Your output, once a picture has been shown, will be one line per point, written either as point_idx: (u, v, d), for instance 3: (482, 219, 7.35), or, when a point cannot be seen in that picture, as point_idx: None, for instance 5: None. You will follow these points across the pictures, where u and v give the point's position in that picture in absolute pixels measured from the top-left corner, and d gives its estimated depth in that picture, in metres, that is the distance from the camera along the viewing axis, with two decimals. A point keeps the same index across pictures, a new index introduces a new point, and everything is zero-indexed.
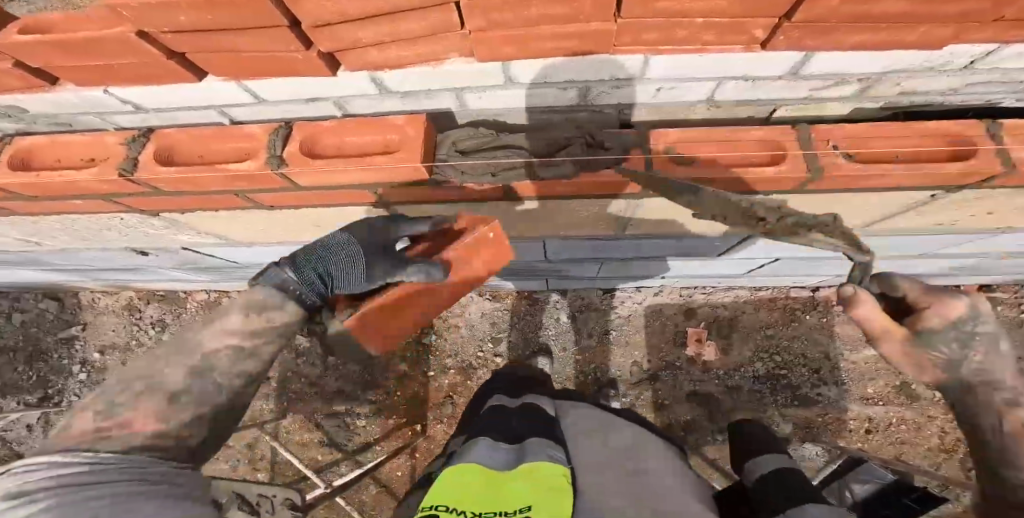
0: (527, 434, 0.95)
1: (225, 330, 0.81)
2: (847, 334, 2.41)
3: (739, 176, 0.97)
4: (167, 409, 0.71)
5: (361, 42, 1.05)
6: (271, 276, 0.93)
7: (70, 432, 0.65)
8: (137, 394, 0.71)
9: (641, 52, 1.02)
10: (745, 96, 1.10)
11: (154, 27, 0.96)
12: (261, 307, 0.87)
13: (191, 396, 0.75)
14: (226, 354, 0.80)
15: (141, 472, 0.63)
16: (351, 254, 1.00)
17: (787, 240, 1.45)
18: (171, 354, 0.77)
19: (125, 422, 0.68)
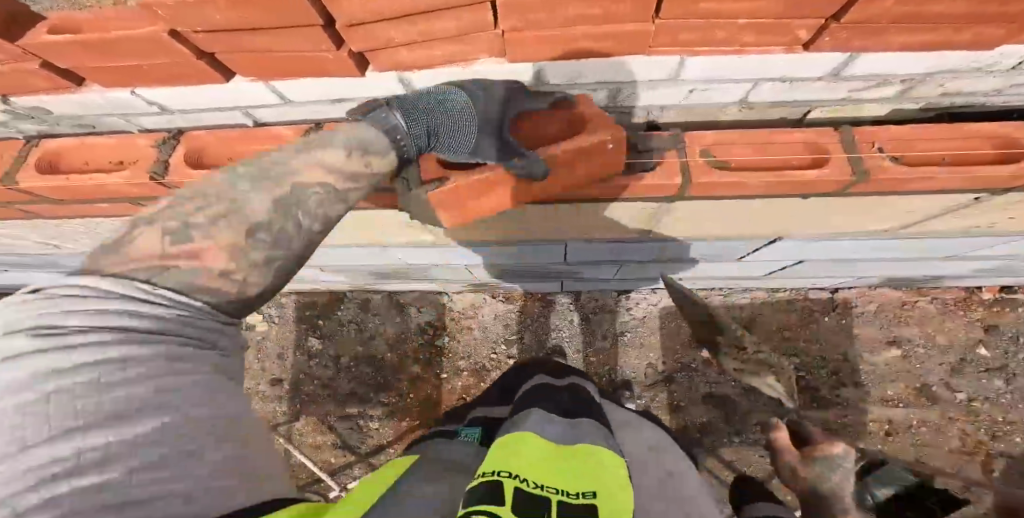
0: (580, 411, 0.95)
1: (319, 161, 0.77)
2: (867, 335, 2.41)
3: (781, 178, 0.96)
4: (242, 241, 0.70)
5: (393, 42, 1.03)
6: (376, 116, 0.85)
7: (137, 244, 0.64)
8: (218, 215, 0.69)
9: (677, 53, 1.00)
10: (782, 98, 1.09)
11: (187, 27, 0.95)
12: (360, 147, 0.80)
13: (267, 236, 0.72)
14: (314, 197, 0.76)
15: (167, 378, 0.58)
16: (453, 120, 0.88)
17: (816, 243, 1.43)
18: (261, 175, 0.73)
19: (194, 253, 0.66)
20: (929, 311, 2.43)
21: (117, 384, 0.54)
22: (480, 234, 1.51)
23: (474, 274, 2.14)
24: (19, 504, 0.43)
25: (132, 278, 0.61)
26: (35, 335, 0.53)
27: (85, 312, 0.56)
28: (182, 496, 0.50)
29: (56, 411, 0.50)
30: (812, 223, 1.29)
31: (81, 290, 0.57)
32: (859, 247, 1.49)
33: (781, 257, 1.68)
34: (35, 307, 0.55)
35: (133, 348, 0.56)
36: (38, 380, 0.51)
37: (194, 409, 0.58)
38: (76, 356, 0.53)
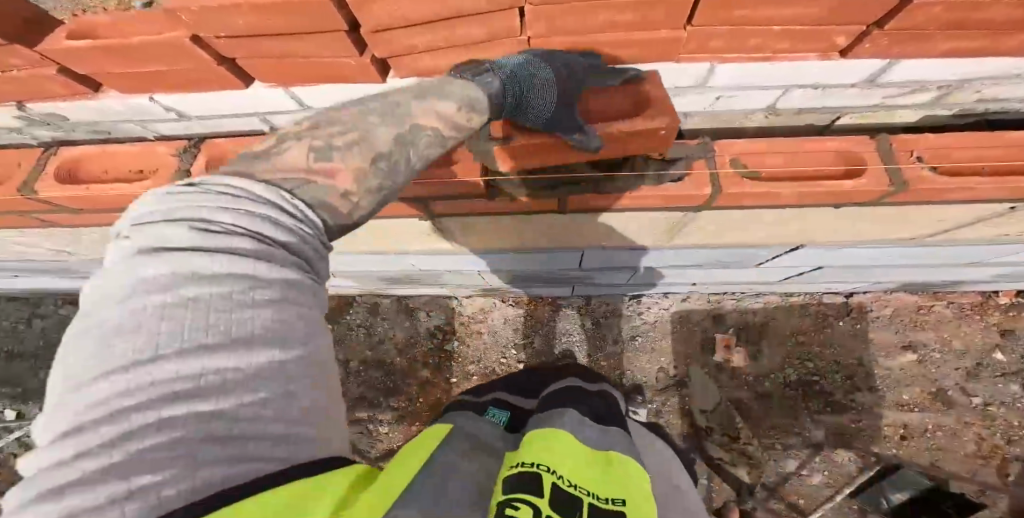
0: (612, 420, 0.93)
1: (437, 109, 0.76)
2: (882, 340, 2.40)
3: (814, 188, 0.96)
4: (366, 168, 0.71)
5: (416, 48, 1.01)
6: (481, 77, 0.82)
7: (287, 156, 0.67)
8: (351, 141, 0.71)
9: (706, 61, 0.98)
10: (813, 104, 1.10)
11: (210, 32, 0.94)
12: (470, 104, 0.80)
13: (385, 167, 0.73)
14: (428, 136, 0.75)
15: (286, 309, 0.57)
16: (549, 91, 0.86)
17: (840, 249, 1.42)
18: (386, 109, 0.74)
19: (330, 172, 0.68)
20: (945, 315, 2.42)
21: (246, 305, 0.53)
22: (497, 242, 1.49)
23: (486, 279, 2.12)
24: (142, 420, 0.43)
25: (276, 189, 0.61)
26: (184, 232, 0.53)
27: (235, 213, 0.56)
28: (275, 439, 0.49)
29: (193, 320, 0.49)
30: (839, 232, 1.26)
31: (228, 194, 0.57)
32: (880, 252, 1.48)
33: (801, 264, 1.67)
34: (186, 202, 0.55)
35: (265, 268, 0.55)
36: (183, 283, 0.51)
37: (301, 347, 0.56)
38: (218, 263, 0.53)
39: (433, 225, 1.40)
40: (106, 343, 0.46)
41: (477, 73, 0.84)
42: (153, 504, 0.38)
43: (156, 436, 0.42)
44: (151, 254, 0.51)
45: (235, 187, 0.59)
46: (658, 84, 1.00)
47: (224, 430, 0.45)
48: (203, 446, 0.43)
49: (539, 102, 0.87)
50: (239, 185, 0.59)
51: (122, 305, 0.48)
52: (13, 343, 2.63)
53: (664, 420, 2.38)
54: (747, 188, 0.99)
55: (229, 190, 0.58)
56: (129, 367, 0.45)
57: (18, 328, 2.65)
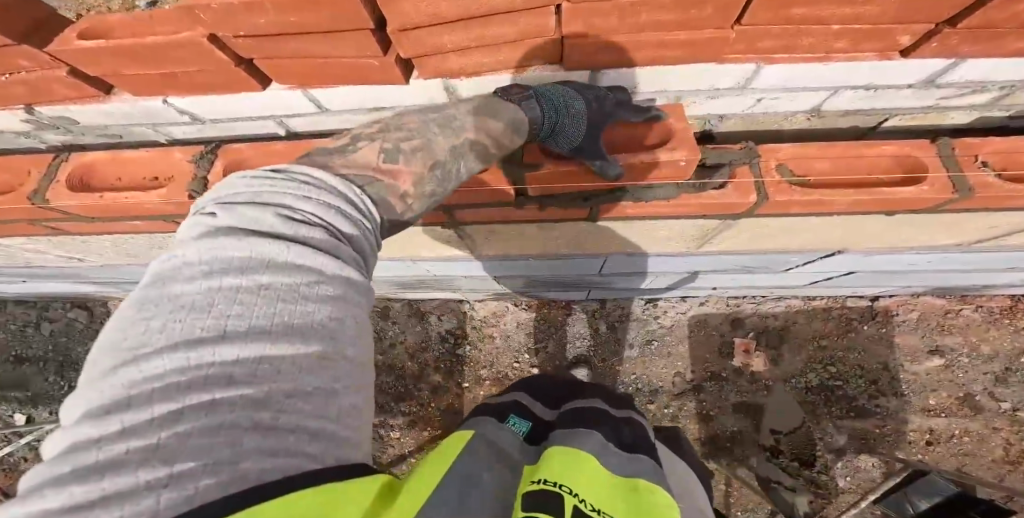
0: (642, 447, 0.77)
1: (486, 126, 0.79)
2: (908, 345, 2.35)
3: (865, 196, 0.92)
4: (425, 173, 0.73)
5: (443, 48, 0.96)
6: (527, 101, 0.83)
7: (356, 155, 0.69)
8: (415, 146, 0.73)
9: (751, 61, 0.93)
10: (857, 105, 1.05)
11: (228, 32, 0.89)
12: (514, 126, 0.82)
13: (439, 175, 0.75)
14: (476, 150, 0.78)
15: (346, 307, 0.55)
16: (582, 121, 0.86)
17: (875, 254, 1.38)
18: (445, 121, 0.77)
19: (395, 173, 0.70)
20: (973, 319, 2.37)
21: (310, 297, 0.51)
22: (518, 248, 1.44)
23: (502, 284, 2.07)
24: (192, 401, 0.40)
25: (348, 184, 0.63)
26: (261, 216, 0.53)
27: (314, 203, 0.57)
28: (313, 433, 0.44)
29: (259, 306, 0.48)
30: (879, 239, 1.21)
31: (303, 183, 0.58)
32: (916, 257, 1.43)
33: (830, 268, 1.62)
34: (266, 186, 0.55)
35: (333, 265, 0.54)
36: (256, 267, 0.50)
37: (353, 349, 0.53)
38: (289, 252, 0.52)
39: (455, 233, 1.34)
40: (172, 317, 0.44)
41: (521, 97, 0.86)
42: (188, 495, 0.34)
43: (201, 420, 0.39)
44: (226, 234, 0.50)
45: (311, 178, 0.60)
46: (682, 116, 0.98)
47: (269, 420, 0.42)
48: (249, 434, 0.40)
49: (571, 131, 0.87)
50: (317, 177, 0.60)
51: (195, 281, 0.47)
52: (21, 347, 2.60)
53: (681, 425, 2.33)
54: (795, 196, 0.94)
55: (304, 180, 0.58)
56: (191, 345, 0.43)
57: (25, 332, 2.62)
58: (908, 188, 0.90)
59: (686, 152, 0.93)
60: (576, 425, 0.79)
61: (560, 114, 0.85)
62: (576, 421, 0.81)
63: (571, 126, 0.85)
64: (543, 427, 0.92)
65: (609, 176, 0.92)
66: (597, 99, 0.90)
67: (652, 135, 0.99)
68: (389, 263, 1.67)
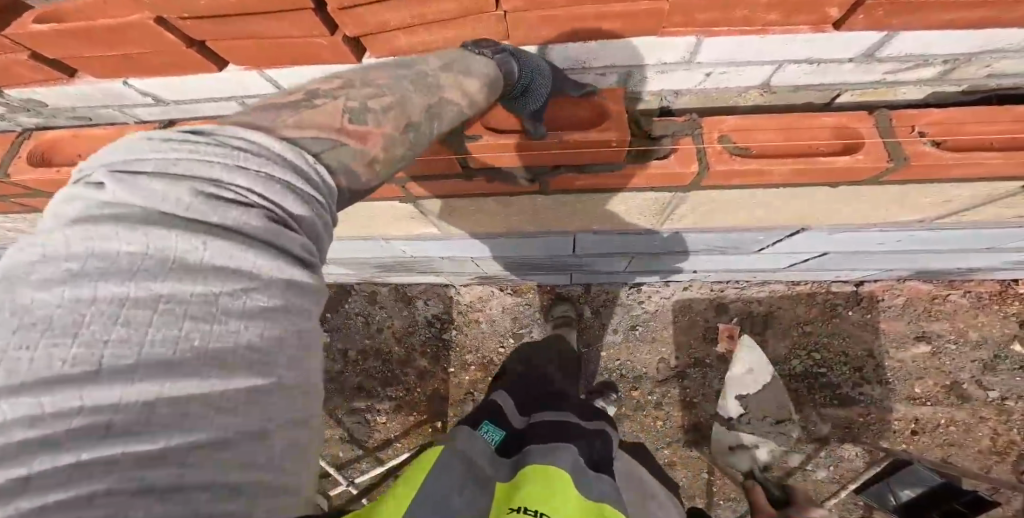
0: (609, 467, 0.86)
1: (462, 84, 0.73)
2: (894, 331, 2.33)
3: (802, 163, 1.02)
4: (396, 137, 0.65)
5: (389, 26, 0.97)
6: (504, 55, 0.80)
7: (315, 112, 0.60)
8: (385, 105, 0.65)
9: (690, 34, 0.94)
10: (804, 80, 1.09)
11: (173, 13, 0.91)
12: (490, 84, 0.77)
13: (413, 138, 0.68)
14: (453, 111, 0.71)
15: (282, 318, 0.48)
16: (548, 84, 0.88)
17: (836, 230, 1.41)
18: (418, 78, 0.70)
19: (363, 135, 0.62)
20: (961, 305, 2.34)
21: (231, 311, 0.45)
22: (486, 226, 1.47)
23: (482, 267, 2.09)
24: (42, 466, 0.34)
25: (299, 151, 0.54)
26: (171, 201, 0.45)
27: (248, 176, 0.49)
28: (234, 489, 0.39)
29: (158, 324, 0.41)
30: (837, 213, 1.30)
31: (235, 149, 0.49)
32: (879, 233, 1.45)
33: (800, 248, 1.64)
34: (184, 155, 0.48)
35: (265, 266, 0.48)
36: (157, 272, 0.42)
37: (289, 372, 0.47)
38: (204, 250, 0.45)
39: (416, 209, 1.37)
40: (22, 343, 0.37)
41: (497, 50, 0.80)
42: None
43: (61, 491, 0.32)
44: (118, 224, 0.43)
45: (246, 141, 0.51)
46: (615, 99, 1.04)
47: (168, 480, 0.35)
48: (136, 502, 0.33)
49: (540, 93, 0.88)
50: (251, 138, 0.51)
51: (61, 288, 0.40)
52: None
53: (665, 412, 2.33)
54: (735, 166, 1.03)
55: (236, 144, 0.50)
56: (51, 386, 0.36)
57: None
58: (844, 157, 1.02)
59: (616, 135, 0.99)
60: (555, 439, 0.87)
61: (533, 74, 0.86)
62: (555, 435, 0.89)
63: (540, 86, 0.86)
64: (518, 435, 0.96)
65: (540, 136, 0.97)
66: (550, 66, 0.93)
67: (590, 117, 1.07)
68: (366, 244, 1.72)
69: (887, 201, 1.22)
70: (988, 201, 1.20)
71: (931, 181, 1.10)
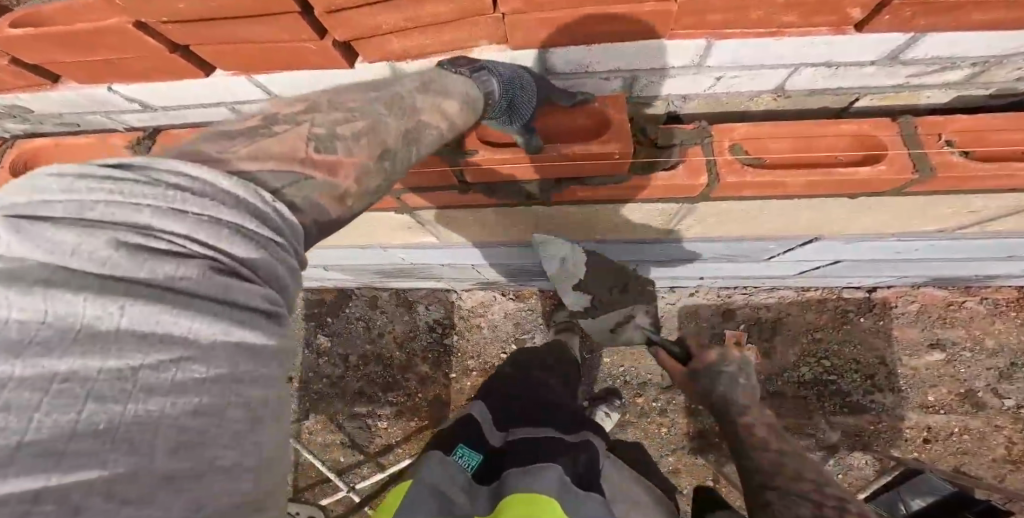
0: (594, 483, 0.85)
1: (440, 106, 0.70)
2: (907, 338, 2.25)
3: (816, 178, 1.00)
4: (370, 166, 0.61)
5: (381, 29, 0.91)
6: (481, 73, 0.77)
7: (272, 142, 0.56)
8: (357, 131, 0.61)
9: (701, 36, 0.88)
10: (821, 84, 1.03)
11: (150, 17, 0.86)
12: (469, 105, 0.74)
13: (388, 167, 0.64)
14: (432, 135, 0.68)
15: (226, 386, 0.41)
16: (534, 96, 0.85)
17: (851, 238, 1.35)
18: (393, 100, 0.66)
19: (332, 166, 0.59)
20: (977, 311, 2.26)
21: (154, 386, 0.38)
22: (485, 235, 1.42)
23: (483, 273, 2.03)
24: None
25: (255, 189, 0.49)
26: (84, 255, 0.38)
27: (186, 221, 0.42)
28: None
29: (51, 409, 0.33)
30: (852, 222, 1.24)
31: (170, 189, 0.43)
32: (895, 242, 1.39)
33: (812, 256, 1.57)
34: (102, 196, 0.40)
35: (205, 326, 0.41)
36: (56, 344, 0.35)
37: (230, 451, 0.40)
38: (122, 316, 0.38)
39: (413, 219, 1.34)
40: None
41: (473, 68, 0.78)
42: None
43: None
44: (7, 284, 0.35)
45: (185, 177, 0.44)
46: (620, 108, 1.00)
47: None
48: None
49: (526, 109, 0.85)
50: (192, 174, 0.44)
51: None
52: None
53: (669, 418, 2.24)
54: (748, 177, 1.00)
55: (172, 182, 0.43)
56: None
57: None
58: (866, 167, 0.99)
59: (620, 146, 0.95)
60: (536, 458, 0.84)
61: (516, 88, 0.83)
62: (536, 452, 0.86)
63: (525, 101, 0.84)
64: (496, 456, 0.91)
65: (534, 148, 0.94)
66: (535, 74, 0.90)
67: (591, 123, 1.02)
68: (363, 251, 1.67)
69: (907, 211, 1.16)
70: (1015, 211, 1.13)
71: (956, 191, 1.04)
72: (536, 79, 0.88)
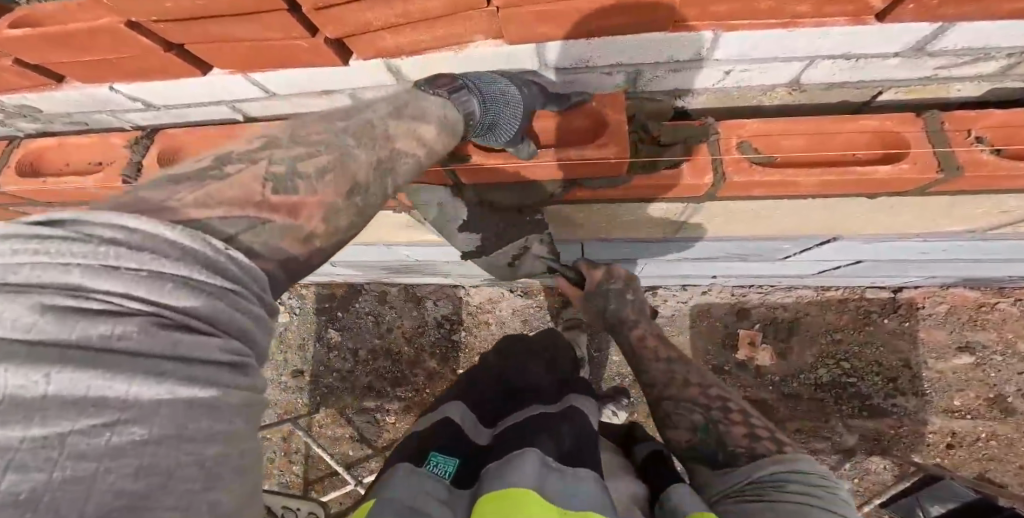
0: (583, 456, 0.80)
1: (419, 132, 0.72)
2: (934, 340, 2.14)
3: (830, 176, 0.95)
4: (338, 203, 0.61)
5: (372, 26, 0.88)
6: (459, 95, 0.81)
7: (221, 186, 0.53)
8: (322, 166, 0.61)
9: (707, 28, 0.83)
10: (840, 77, 0.96)
11: (142, 16, 0.86)
12: (447, 127, 0.78)
13: (360, 202, 0.64)
14: (408, 164, 0.70)
15: (172, 449, 0.37)
16: (518, 111, 0.89)
17: (871, 238, 1.27)
18: (363, 129, 0.67)
19: (293, 207, 0.57)
20: (1012, 313, 2.13)
21: (86, 453, 0.33)
22: None
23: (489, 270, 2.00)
24: None
25: (204, 236, 0.44)
26: (3, 323, 0.33)
27: (123, 277, 0.38)
28: None
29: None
30: (873, 222, 1.17)
31: (103, 243, 0.38)
32: (920, 243, 1.31)
33: (832, 256, 1.49)
34: (28, 257, 0.36)
35: (148, 387, 0.37)
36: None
37: (177, 512, 0.35)
38: (48, 385, 0.33)
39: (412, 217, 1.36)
40: None
41: (453, 88, 0.82)
42: None
43: None
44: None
45: (122, 230, 0.40)
46: (619, 108, 0.99)
47: None
48: None
49: (509, 123, 0.89)
50: (130, 225, 0.40)
51: None
52: None
53: None
54: (755, 177, 0.96)
55: (106, 236, 0.39)
56: None
57: None
58: (884, 167, 0.93)
59: (614, 151, 0.96)
60: (513, 448, 0.77)
61: (499, 105, 0.87)
62: (513, 442, 0.79)
63: (506, 117, 0.87)
64: (475, 457, 0.84)
65: (523, 155, 0.97)
66: (522, 87, 0.92)
67: (590, 127, 1.01)
68: (367, 248, 1.67)
69: (934, 210, 1.08)
70: None
71: (989, 189, 0.95)
72: (521, 92, 0.90)
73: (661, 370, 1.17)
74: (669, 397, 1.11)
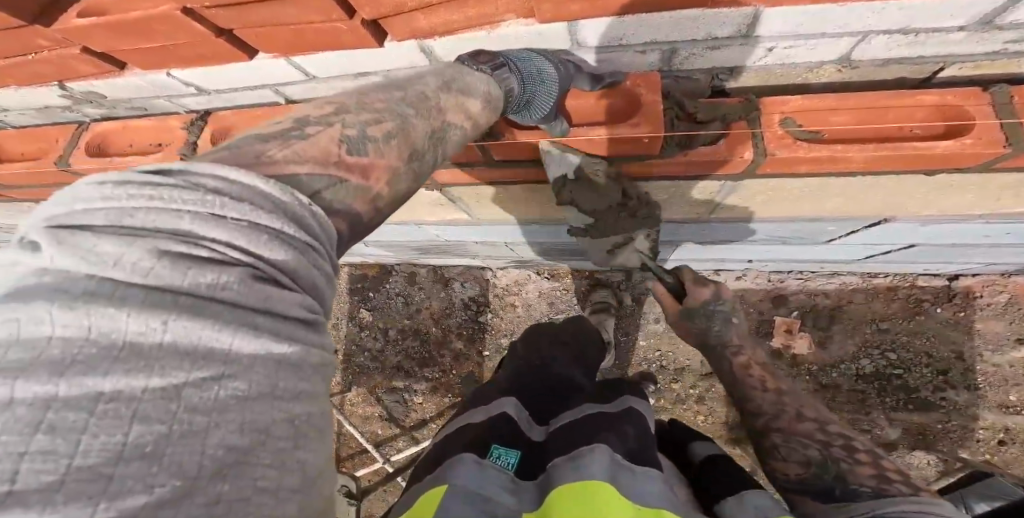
0: (648, 456, 0.79)
1: (464, 105, 0.75)
2: (990, 332, 1.94)
3: (877, 154, 0.91)
4: (400, 167, 0.63)
5: (406, 6, 0.89)
6: (501, 72, 0.83)
7: (305, 144, 0.54)
8: (387, 132, 0.62)
9: (753, 4, 0.79)
10: (897, 53, 0.90)
11: (196, 3, 0.90)
12: (490, 104, 0.81)
13: (417, 167, 0.67)
14: (457, 135, 0.73)
15: (267, 403, 0.39)
16: (554, 91, 0.89)
17: (923, 224, 1.22)
18: (420, 101, 0.69)
19: (365, 168, 0.59)
20: None
21: (197, 406, 0.35)
22: (515, 213, 1.43)
23: (517, 252, 2.02)
24: None
25: (292, 191, 0.46)
26: (125, 266, 0.36)
27: (227, 227, 0.40)
28: None
29: (99, 430, 0.31)
30: (927, 203, 1.10)
31: (209, 193, 0.40)
32: (979, 225, 1.21)
33: (882, 240, 1.42)
34: (143, 202, 0.38)
35: (245, 340, 0.39)
36: (98, 363, 0.32)
37: (271, 471, 0.38)
38: (165, 332, 0.35)
39: (443, 196, 1.39)
40: None
41: (495, 65, 0.84)
42: None
43: None
44: (53, 299, 0.33)
45: (222, 180, 0.41)
46: (653, 88, 0.98)
47: None
48: None
49: (545, 103, 0.90)
50: (229, 177, 0.42)
51: None
52: None
53: (707, 407, 2.13)
54: (801, 153, 0.93)
55: (210, 186, 0.40)
56: None
57: None
58: (944, 142, 0.89)
59: (648, 130, 0.96)
60: (580, 443, 0.78)
61: (536, 86, 0.88)
62: (578, 438, 0.80)
63: (542, 97, 0.88)
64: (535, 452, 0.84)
65: (555, 133, 0.98)
66: (558, 64, 0.91)
67: (628, 106, 1.01)
68: (400, 228, 1.72)
69: (996, 190, 1.03)
70: None
71: None
72: (558, 70, 0.90)
73: (768, 399, 1.11)
74: (779, 429, 1.05)
